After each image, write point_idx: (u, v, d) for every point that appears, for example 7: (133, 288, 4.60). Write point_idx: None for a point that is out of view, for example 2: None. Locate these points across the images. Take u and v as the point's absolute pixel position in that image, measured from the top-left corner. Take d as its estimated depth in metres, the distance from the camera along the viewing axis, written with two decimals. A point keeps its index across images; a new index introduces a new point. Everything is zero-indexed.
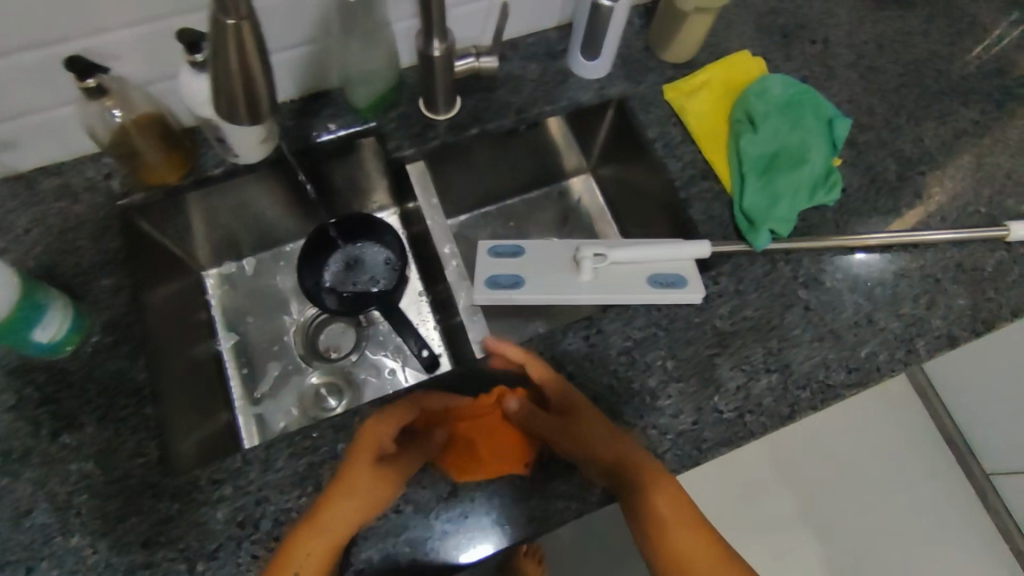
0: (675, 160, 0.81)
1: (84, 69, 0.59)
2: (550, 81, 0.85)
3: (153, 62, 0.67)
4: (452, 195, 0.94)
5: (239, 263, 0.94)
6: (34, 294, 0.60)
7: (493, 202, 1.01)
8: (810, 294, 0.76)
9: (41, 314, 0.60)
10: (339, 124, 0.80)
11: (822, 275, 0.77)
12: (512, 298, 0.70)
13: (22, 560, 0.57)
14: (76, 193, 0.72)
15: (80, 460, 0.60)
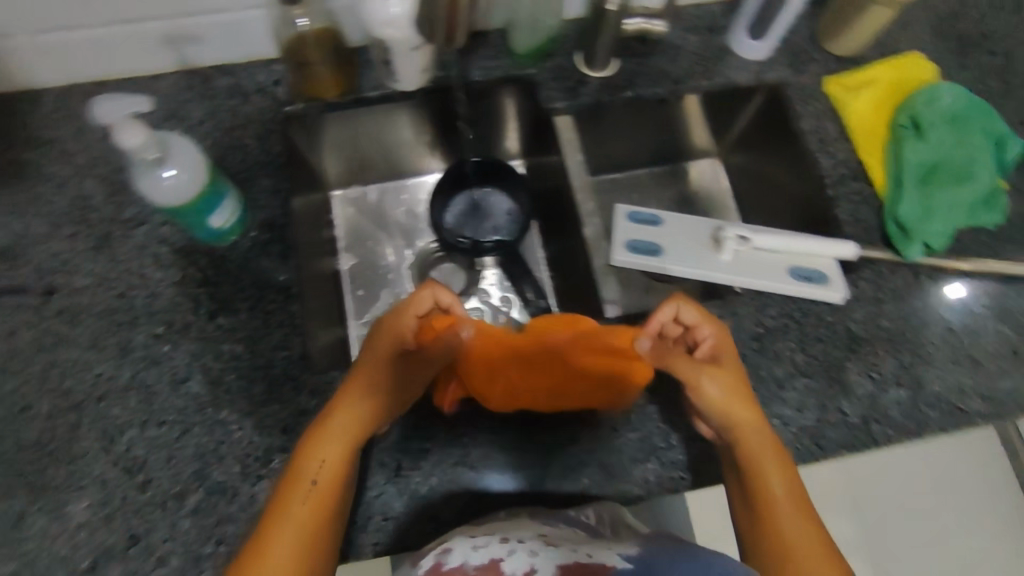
0: (827, 157, 0.77)
1: None
2: (710, 55, 0.81)
3: None
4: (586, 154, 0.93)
5: (365, 189, 0.96)
6: (215, 181, 0.61)
7: (620, 171, 1.01)
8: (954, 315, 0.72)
9: (217, 201, 0.61)
10: (496, 65, 0.77)
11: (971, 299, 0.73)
12: (649, 266, 0.70)
13: (177, 422, 0.61)
14: (243, 93, 0.74)
15: (231, 343, 0.64)
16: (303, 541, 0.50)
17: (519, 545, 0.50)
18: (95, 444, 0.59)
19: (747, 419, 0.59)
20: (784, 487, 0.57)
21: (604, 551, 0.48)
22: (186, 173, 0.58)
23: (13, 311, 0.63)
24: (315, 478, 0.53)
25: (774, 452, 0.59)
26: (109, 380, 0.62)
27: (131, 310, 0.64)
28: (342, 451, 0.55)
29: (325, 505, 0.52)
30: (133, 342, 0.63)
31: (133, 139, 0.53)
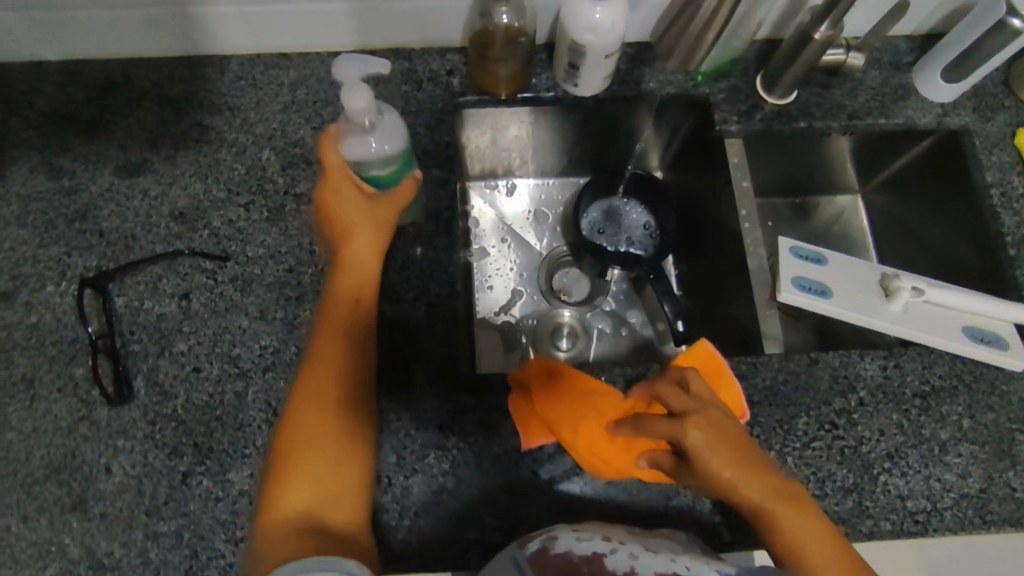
0: (1010, 214, 0.75)
1: None
2: (892, 92, 0.77)
3: None
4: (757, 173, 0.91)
5: (498, 183, 0.95)
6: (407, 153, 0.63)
7: (778, 194, 0.98)
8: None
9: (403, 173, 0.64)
10: (669, 80, 0.76)
11: None
12: (817, 306, 0.68)
13: None
14: (416, 79, 0.73)
15: (393, 332, 0.64)
16: (320, 454, 0.54)
17: (623, 546, 0.51)
18: (258, 414, 0.60)
19: (728, 473, 0.53)
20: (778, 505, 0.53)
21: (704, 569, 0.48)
22: (385, 145, 0.61)
23: (190, 271, 0.64)
24: (320, 403, 0.56)
25: (758, 479, 0.54)
26: (275, 353, 0.62)
27: (299, 286, 0.65)
28: (341, 373, 0.57)
29: (343, 426, 0.55)
30: (300, 318, 0.64)
31: (358, 104, 0.56)
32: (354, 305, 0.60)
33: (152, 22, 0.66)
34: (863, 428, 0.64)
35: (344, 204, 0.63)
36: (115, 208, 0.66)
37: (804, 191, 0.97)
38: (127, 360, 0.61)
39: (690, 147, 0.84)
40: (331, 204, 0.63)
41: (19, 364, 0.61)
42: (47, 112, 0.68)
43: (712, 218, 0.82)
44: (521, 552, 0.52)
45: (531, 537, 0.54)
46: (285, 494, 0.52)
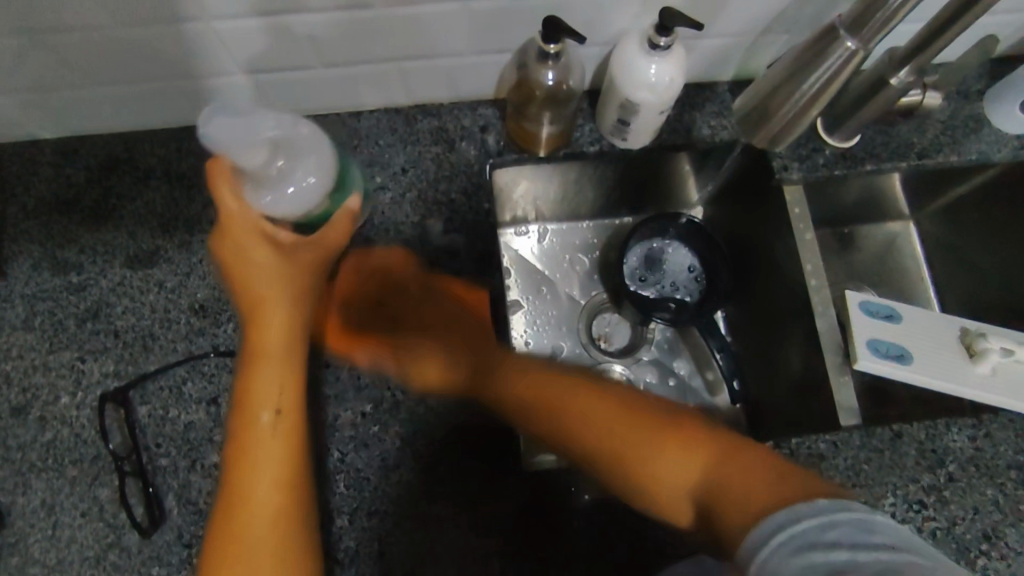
0: None
1: (560, 33, 0.55)
2: (959, 125, 0.72)
3: (596, 29, 0.61)
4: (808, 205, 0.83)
5: (528, 228, 0.88)
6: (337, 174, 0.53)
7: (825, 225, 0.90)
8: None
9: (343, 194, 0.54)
10: (720, 124, 0.71)
11: None
12: (899, 373, 0.62)
13: (389, 514, 0.56)
14: (449, 140, 0.68)
15: (444, 428, 0.59)
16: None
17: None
18: None
19: (624, 420, 0.48)
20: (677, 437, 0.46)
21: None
22: (308, 178, 0.50)
23: (218, 373, 0.58)
24: (255, 526, 0.45)
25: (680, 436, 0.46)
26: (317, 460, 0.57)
27: (338, 382, 0.59)
28: (278, 491, 0.46)
29: (288, 546, 0.46)
30: (340, 418, 0.58)
31: (255, 157, 0.45)
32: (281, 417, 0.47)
33: (157, 94, 0.61)
34: (956, 507, 0.59)
35: (255, 265, 0.49)
36: (129, 304, 0.60)
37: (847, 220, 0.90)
38: (155, 479, 0.55)
39: (740, 189, 0.78)
40: (240, 267, 0.49)
41: (38, 488, 0.55)
42: (48, 198, 0.62)
43: (767, 265, 0.77)
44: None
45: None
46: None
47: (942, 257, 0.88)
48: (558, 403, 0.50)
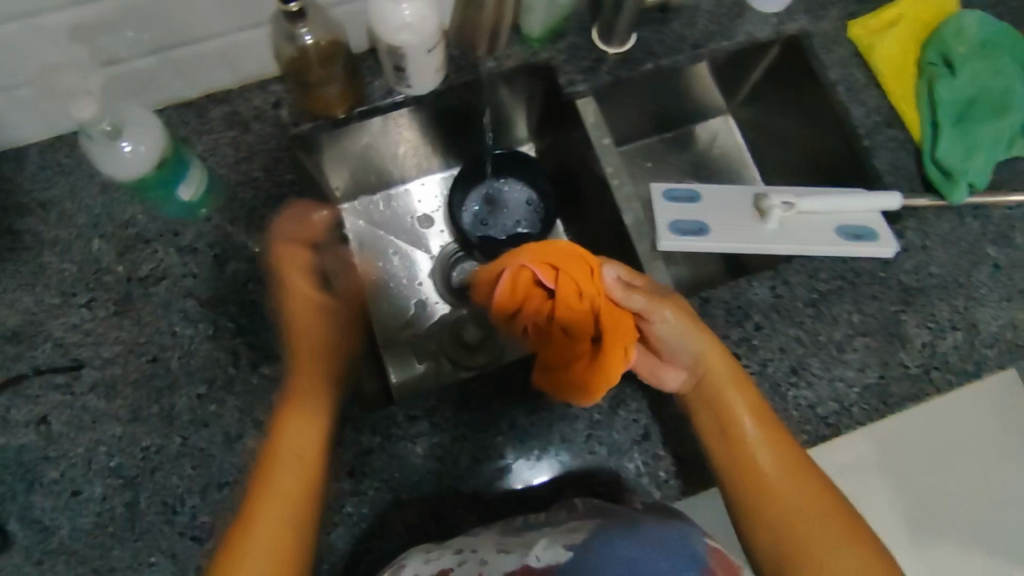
0: (859, 106, 0.73)
1: None
2: (726, 13, 0.76)
3: None
4: (615, 117, 0.90)
5: (371, 198, 0.92)
6: (176, 158, 0.60)
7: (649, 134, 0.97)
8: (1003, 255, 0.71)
9: (180, 175, 0.60)
10: (505, 54, 0.73)
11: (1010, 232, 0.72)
12: (698, 243, 0.67)
13: (241, 482, 0.58)
14: (241, 122, 0.68)
15: (281, 392, 0.60)
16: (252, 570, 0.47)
17: (471, 555, 0.51)
18: (157, 518, 0.57)
19: (785, 486, 0.55)
20: (800, 493, 0.55)
21: (552, 547, 0.47)
22: (141, 146, 0.57)
23: (44, 392, 0.59)
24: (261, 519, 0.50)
25: (801, 486, 0.55)
26: (160, 451, 0.58)
27: (168, 373, 0.60)
28: (302, 487, 0.51)
29: (298, 497, 0.51)
30: (176, 407, 0.59)
31: (84, 111, 0.53)
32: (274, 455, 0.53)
33: None
34: (764, 351, 0.66)
35: (290, 290, 0.61)
36: None
37: (676, 124, 0.97)
38: None
39: (549, 115, 0.83)
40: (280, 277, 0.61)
41: None
42: None
43: (587, 179, 0.81)
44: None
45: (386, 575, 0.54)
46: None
47: (758, 137, 0.94)
48: (733, 439, 0.58)
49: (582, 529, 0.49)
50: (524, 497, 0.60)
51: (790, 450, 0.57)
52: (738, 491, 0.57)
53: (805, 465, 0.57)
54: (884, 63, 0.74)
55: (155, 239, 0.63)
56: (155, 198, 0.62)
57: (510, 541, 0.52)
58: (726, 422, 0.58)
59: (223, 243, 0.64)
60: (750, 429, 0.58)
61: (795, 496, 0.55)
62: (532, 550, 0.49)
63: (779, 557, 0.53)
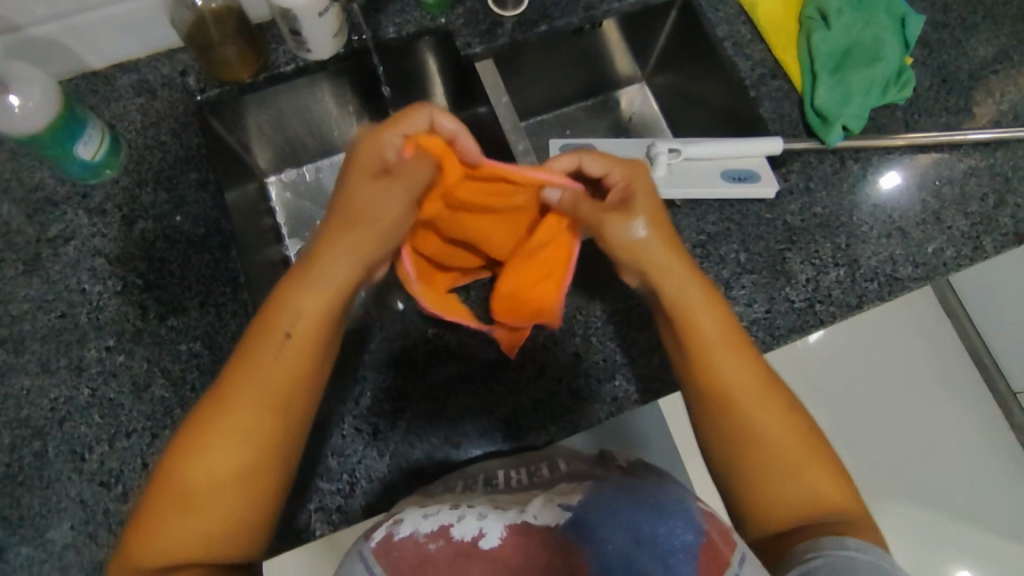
0: (744, 60, 0.79)
1: None
2: None
3: None
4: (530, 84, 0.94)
5: (299, 169, 0.94)
6: (69, 119, 0.62)
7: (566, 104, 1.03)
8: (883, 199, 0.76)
9: (73, 135, 0.62)
10: (406, 20, 0.77)
11: (882, 182, 0.76)
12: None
13: (148, 428, 0.61)
14: (149, 89, 0.70)
15: (187, 341, 0.63)
16: (201, 494, 0.46)
17: (469, 509, 0.45)
18: (66, 465, 0.59)
19: (738, 378, 0.52)
20: (776, 423, 0.51)
21: (549, 505, 0.44)
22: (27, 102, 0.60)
23: None
24: (225, 441, 0.47)
25: (767, 408, 0.52)
26: (69, 401, 0.61)
27: (77, 328, 0.62)
28: (281, 402, 0.49)
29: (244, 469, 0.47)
30: (85, 359, 0.62)
31: None
32: (290, 341, 0.49)
33: None
34: None
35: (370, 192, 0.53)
36: None
37: (599, 91, 1.03)
38: None
39: (460, 82, 0.86)
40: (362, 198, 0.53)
41: None
42: None
43: (498, 141, 0.84)
44: (366, 544, 0.43)
45: (378, 527, 0.46)
46: (170, 529, 0.45)
47: (672, 102, 0.99)
48: (700, 342, 0.53)
49: (577, 490, 0.46)
50: (423, 438, 0.63)
51: (750, 363, 0.53)
52: (706, 401, 0.53)
53: (769, 381, 0.53)
54: (766, 19, 0.80)
55: (64, 202, 0.66)
56: (54, 157, 0.63)
57: (501, 501, 0.48)
58: (693, 348, 0.53)
59: (131, 203, 0.66)
60: (710, 330, 0.53)
61: (759, 425, 0.51)
62: (527, 507, 0.45)
63: (733, 460, 0.52)
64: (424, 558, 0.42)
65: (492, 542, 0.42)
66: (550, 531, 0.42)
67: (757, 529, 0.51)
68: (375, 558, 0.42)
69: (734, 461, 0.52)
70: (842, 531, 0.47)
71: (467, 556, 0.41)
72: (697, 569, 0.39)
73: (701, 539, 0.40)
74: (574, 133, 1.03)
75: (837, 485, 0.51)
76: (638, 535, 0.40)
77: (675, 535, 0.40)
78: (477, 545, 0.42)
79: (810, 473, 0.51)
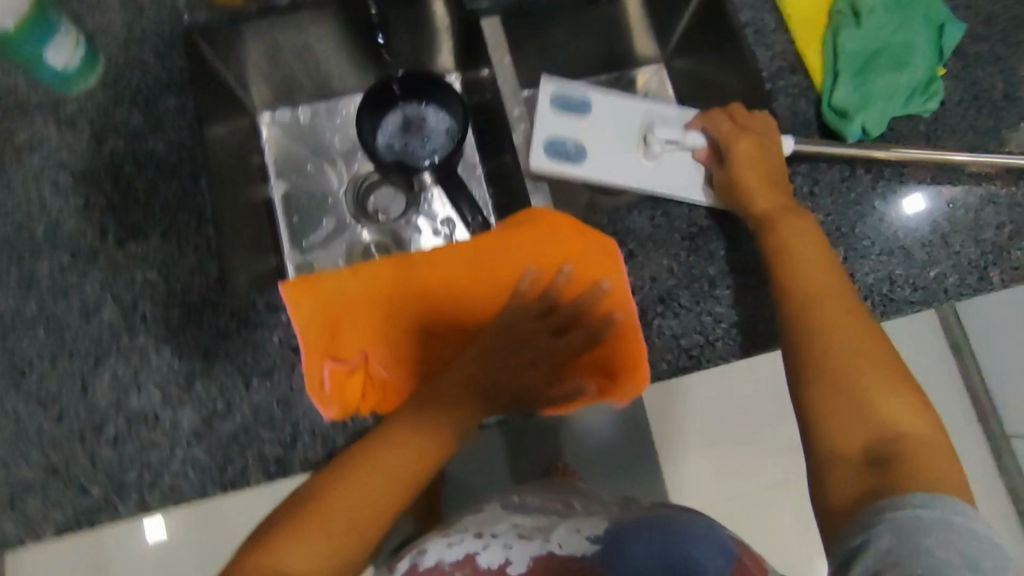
0: (765, 51, 0.74)
1: None
2: None
3: None
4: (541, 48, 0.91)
5: (293, 110, 0.91)
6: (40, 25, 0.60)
7: (580, 76, 0.99)
8: (892, 214, 0.71)
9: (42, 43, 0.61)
10: None
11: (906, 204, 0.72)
12: (569, 170, 0.70)
13: (93, 352, 0.59)
14: (136, 3, 0.67)
15: (144, 269, 0.61)
16: (371, 475, 0.49)
17: (495, 538, 0.50)
18: (5, 379, 0.58)
19: (834, 316, 0.54)
20: (861, 359, 0.51)
21: (574, 535, 0.48)
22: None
23: None
24: (391, 434, 0.52)
25: (878, 375, 0.51)
26: (15, 315, 0.59)
27: (33, 241, 0.61)
28: (375, 478, 0.49)
29: (380, 497, 0.49)
30: (37, 273, 0.60)
31: None
32: (360, 472, 0.49)
33: None
34: (635, 279, 0.67)
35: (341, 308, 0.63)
36: None
37: (614, 67, 0.99)
38: None
39: (467, 39, 0.82)
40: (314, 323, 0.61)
41: None
42: None
43: (498, 106, 0.81)
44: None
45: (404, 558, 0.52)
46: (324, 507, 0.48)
47: (689, 89, 0.95)
48: (786, 271, 0.58)
49: (600, 516, 0.50)
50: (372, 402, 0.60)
51: (849, 303, 0.55)
52: (808, 332, 0.54)
53: (875, 335, 0.53)
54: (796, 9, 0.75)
55: (35, 110, 0.63)
56: (26, 61, 0.62)
57: (525, 525, 0.51)
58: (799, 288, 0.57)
59: (103, 120, 0.64)
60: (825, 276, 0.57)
61: (860, 373, 0.51)
62: (551, 536, 0.49)
63: (832, 417, 0.50)
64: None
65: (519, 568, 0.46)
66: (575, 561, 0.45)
67: (844, 444, 0.49)
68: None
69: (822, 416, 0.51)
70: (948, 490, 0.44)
71: None
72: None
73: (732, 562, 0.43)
74: None
75: (949, 459, 0.47)
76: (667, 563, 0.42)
77: (707, 557, 0.42)
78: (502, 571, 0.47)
79: (929, 445, 0.48)
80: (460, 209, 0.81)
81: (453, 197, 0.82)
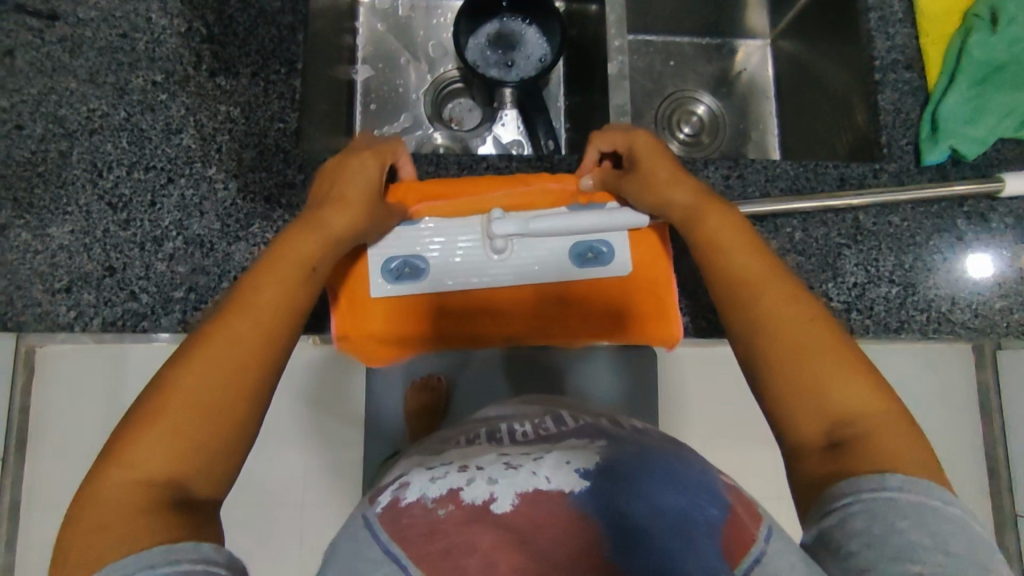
0: (885, 38, 0.70)
1: None
2: None
3: None
4: None
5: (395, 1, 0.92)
6: None
7: (680, 34, 0.97)
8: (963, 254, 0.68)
9: None
10: None
11: (975, 256, 0.68)
12: (415, 288, 0.61)
13: (166, 170, 0.61)
14: None
15: (227, 104, 0.62)
16: (194, 424, 0.37)
17: (479, 472, 0.40)
18: (82, 175, 0.61)
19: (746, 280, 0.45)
20: (801, 326, 0.43)
21: (562, 465, 0.39)
22: None
23: (19, 31, 0.62)
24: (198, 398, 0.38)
25: (814, 323, 0.43)
26: (104, 117, 0.62)
27: (132, 52, 0.63)
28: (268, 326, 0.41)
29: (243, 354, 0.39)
30: (130, 83, 0.62)
31: None
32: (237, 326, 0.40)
33: None
34: None
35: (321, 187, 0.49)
36: None
37: (719, 32, 0.96)
38: None
39: None
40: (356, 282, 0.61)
41: None
42: None
43: (597, 38, 0.79)
44: (371, 510, 0.40)
45: (384, 491, 0.43)
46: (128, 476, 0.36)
47: (790, 70, 0.91)
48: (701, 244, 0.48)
49: (592, 449, 0.41)
50: (408, 275, 0.61)
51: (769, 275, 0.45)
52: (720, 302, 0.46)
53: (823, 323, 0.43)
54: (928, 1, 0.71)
55: None
56: None
57: (512, 455, 0.42)
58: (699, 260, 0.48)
59: None
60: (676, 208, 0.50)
61: (800, 337, 0.43)
62: (537, 466, 0.39)
63: (781, 390, 0.42)
64: (430, 525, 0.36)
65: (502, 508, 0.36)
66: (563, 497, 0.36)
67: (809, 439, 0.41)
68: (380, 524, 0.37)
69: (779, 398, 0.42)
70: (886, 467, 0.38)
71: (478, 522, 0.35)
72: (719, 544, 0.34)
73: (725, 515, 0.36)
74: (674, 67, 0.98)
75: (911, 428, 0.40)
76: (662, 507, 0.35)
77: (699, 509, 0.36)
78: (487, 510, 0.36)
79: (904, 437, 0.40)
80: (535, 131, 0.81)
81: (531, 117, 0.81)
